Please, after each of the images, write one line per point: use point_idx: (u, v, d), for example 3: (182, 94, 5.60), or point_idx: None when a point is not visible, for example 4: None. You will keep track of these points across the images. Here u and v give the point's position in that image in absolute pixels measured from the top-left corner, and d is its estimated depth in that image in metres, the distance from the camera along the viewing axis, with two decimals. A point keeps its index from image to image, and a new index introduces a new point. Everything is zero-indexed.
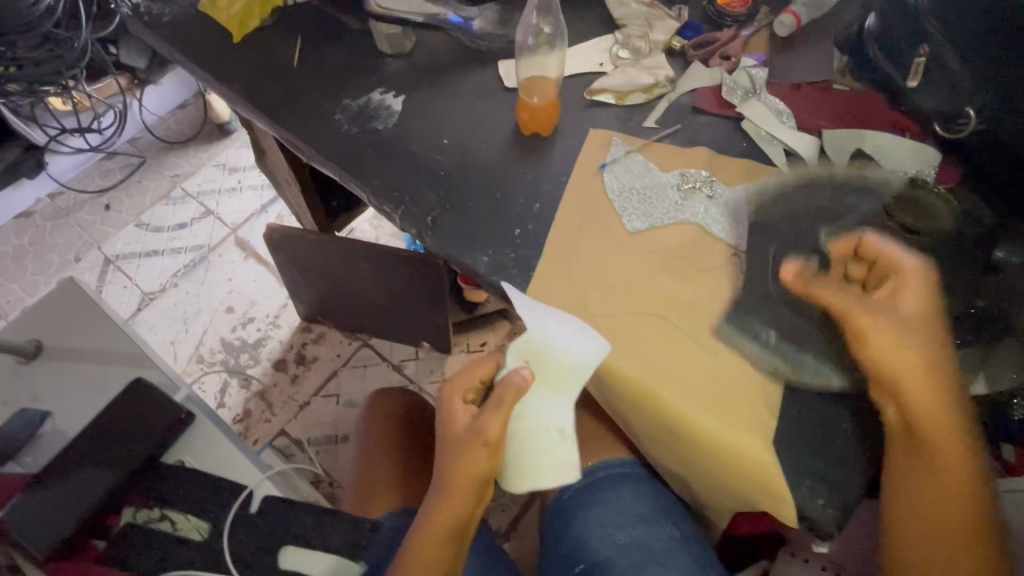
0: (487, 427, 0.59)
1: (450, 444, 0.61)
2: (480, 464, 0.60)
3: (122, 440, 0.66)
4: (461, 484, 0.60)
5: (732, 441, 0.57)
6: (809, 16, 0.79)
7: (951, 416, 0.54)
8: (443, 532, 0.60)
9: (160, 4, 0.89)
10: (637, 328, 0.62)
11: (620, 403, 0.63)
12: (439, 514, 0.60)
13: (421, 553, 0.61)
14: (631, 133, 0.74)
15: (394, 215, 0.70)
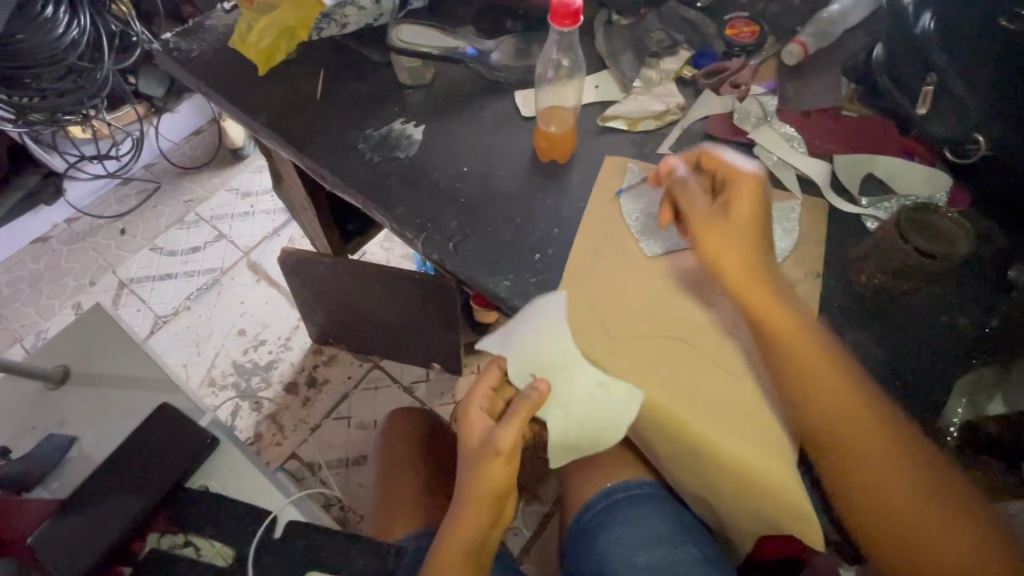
0: (500, 437, 0.62)
1: (471, 458, 0.64)
2: (497, 476, 0.63)
3: (149, 467, 0.66)
4: (481, 497, 0.63)
5: (754, 464, 0.57)
6: (815, 46, 0.82)
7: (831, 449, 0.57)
8: (466, 542, 0.63)
9: (188, 39, 0.92)
10: (655, 349, 0.63)
11: (643, 425, 0.64)
12: (461, 526, 0.64)
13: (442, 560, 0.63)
14: (645, 160, 0.76)
15: (416, 241, 0.72)
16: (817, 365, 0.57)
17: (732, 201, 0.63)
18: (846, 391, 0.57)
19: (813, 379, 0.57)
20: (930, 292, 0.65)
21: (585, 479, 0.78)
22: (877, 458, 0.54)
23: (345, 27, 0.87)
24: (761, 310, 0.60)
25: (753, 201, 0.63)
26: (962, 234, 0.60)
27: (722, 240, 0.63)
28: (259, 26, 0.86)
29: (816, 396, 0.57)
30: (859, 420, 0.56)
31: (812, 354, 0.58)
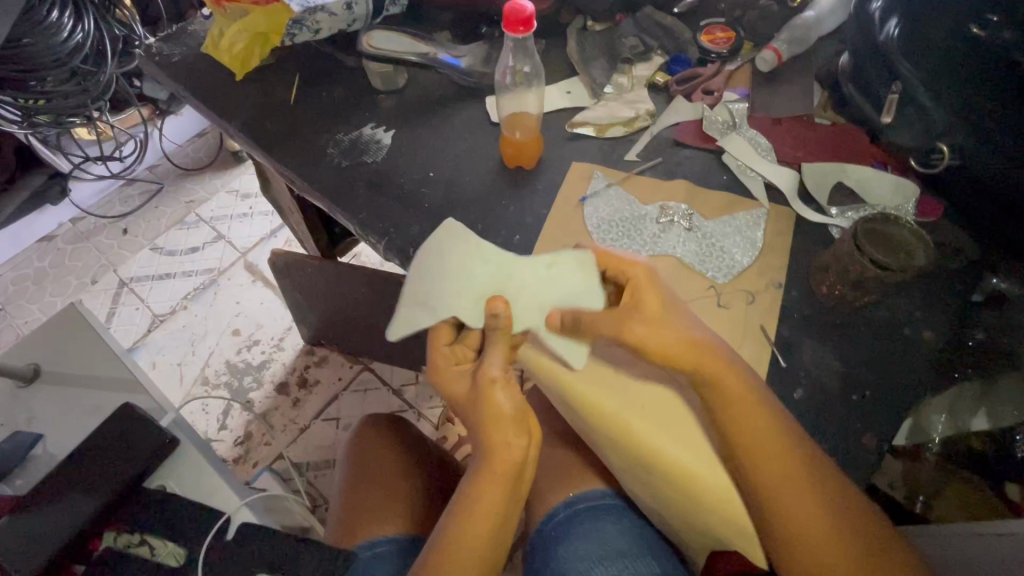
0: (488, 365, 0.59)
1: (468, 403, 0.60)
2: (510, 393, 0.59)
3: (112, 464, 0.67)
4: (499, 423, 0.58)
5: (705, 478, 0.56)
6: (790, 53, 0.81)
7: (775, 471, 0.53)
8: (498, 474, 0.58)
9: (171, 44, 0.94)
10: (606, 363, 0.63)
11: (602, 444, 0.63)
12: (485, 461, 0.59)
13: (477, 497, 0.58)
14: (613, 166, 0.76)
15: (380, 246, 0.72)
16: (755, 415, 0.54)
17: (643, 290, 0.58)
18: (782, 440, 0.53)
19: (746, 427, 0.54)
20: (894, 303, 0.64)
21: (548, 487, 0.78)
22: (790, 483, 0.53)
23: (317, 33, 0.88)
24: (698, 362, 0.55)
25: (661, 305, 0.58)
26: (919, 245, 0.58)
27: (656, 331, 0.56)
28: (230, 31, 0.86)
29: (749, 445, 0.54)
30: (779, 451, 0.53)
31: (749, 405, 0.54)
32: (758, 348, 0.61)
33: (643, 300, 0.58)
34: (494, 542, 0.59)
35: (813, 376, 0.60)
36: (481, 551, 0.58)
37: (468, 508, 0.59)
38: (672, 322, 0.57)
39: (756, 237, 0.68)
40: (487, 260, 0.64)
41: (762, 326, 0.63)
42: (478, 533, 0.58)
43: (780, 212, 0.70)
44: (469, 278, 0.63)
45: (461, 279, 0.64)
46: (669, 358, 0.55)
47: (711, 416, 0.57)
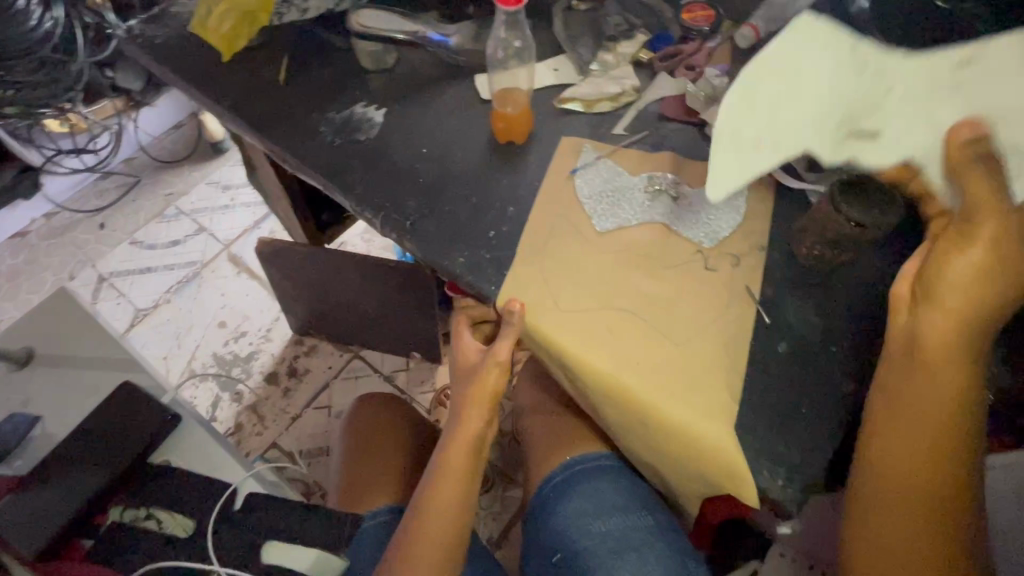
0: (496, 349, 0.65)
1: (463, 376, 0.68)
2: (495, 381, 0.66)
3: (109, 444, 0.69)
4: (475, 403, 0.66)
5: (691, 427, 0.59)
6: (767, 29, 0.84)
7: (931, 432, 0.52)
8: (460, 443, 0.66)
9: (153, 27, 0.93)
10: (606, 321, 0.64)
11: (608, 409, 0.64)
12: (456, 429, 0.67)
13: (444, 459, 0.67)
14: (600, 141, 0.78)
15: (375, 221, 0.74)
16: (939, 417, 0.52)
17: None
18: (949, 413, 0.52)
19: (914, 427, 0.53)
20: (870, 262, 0.67)
21: (545, 452, 0.81)
22: (918, 447, 0.53)
23: (306, 11, 0.88)
24: (934, 351, 0.51)
25: (1013, 277, 0.49)
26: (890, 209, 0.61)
27: (956, 256, 0.50)
28: (218, 11, 0.87)
29: (917, 403, 0.52)
30: (936, 420, 0.52)
31: (946, 407, 0.52)
32: (970, 325, 0.50)
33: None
34: (455, 508, 0.66)
35: (797, 332, 0.63)
36: (443, 512, 0.65)
37: (440, 467, 0.67)
38: (959, 266, 0.50)
39: (739, 205, 0.71)
40: (814, 83, 0.54)
41: (747, 287, 0.66)
42: (440, 504, 0.65)
43: (761, 180, 0.73)
44: (836, 76, 0.54)
45: (803, 97, 0.55)
46: (946, 289, 0.51)
47: (910, 364, 0.53)
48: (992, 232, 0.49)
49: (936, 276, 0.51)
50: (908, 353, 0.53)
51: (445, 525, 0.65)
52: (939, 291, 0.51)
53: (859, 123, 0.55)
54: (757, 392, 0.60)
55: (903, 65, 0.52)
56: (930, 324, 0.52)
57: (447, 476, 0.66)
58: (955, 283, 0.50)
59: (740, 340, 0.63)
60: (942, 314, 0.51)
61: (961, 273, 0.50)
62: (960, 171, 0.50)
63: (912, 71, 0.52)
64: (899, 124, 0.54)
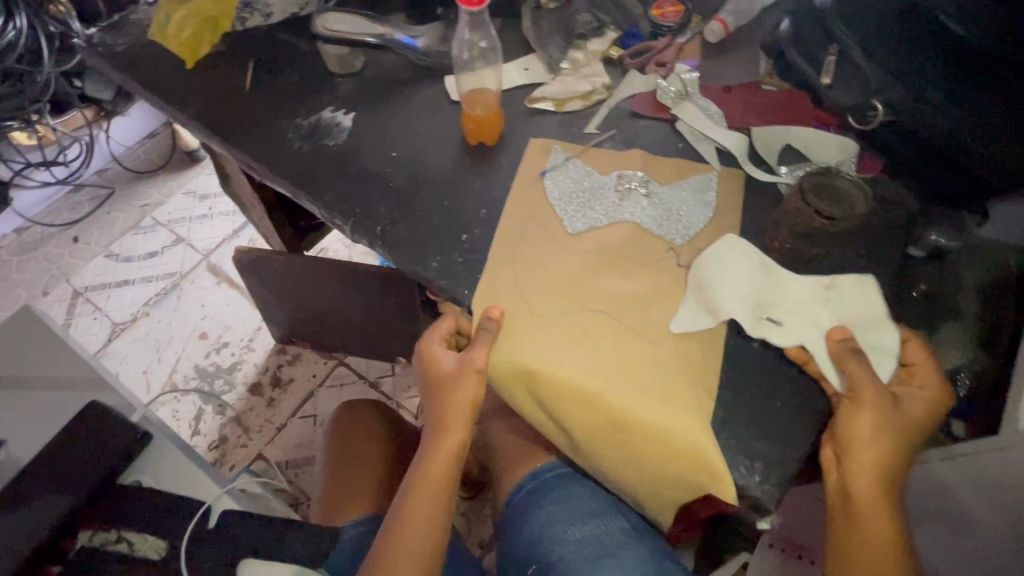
0: (473, 357, 0.63)
1: (437, 387, 0.65)
2: (474, 392, 0.63)
3: (73, 466, 0.66)
4: (455, 412, 0.64)
5: (661, 426, 0.58)
6: (736, 23, 0.84)
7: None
8: (442, 451, 0.65)
9: (114, 35, 0.91)
10: (577, 324, 0.64)
11: (577, 430, 0.61)
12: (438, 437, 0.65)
13: (426, 465, 0.65)
14: (572, 140, 0.77)
15: (346, 228, 0.72)
16: (879, 567, 0.55)
17: (908, 401, 0.57)
18: (893, 553, 0.55)
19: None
20: (841, 254, 0.68)
21: (527, 455, 0.80)
22: None
23: (269, 16, 0.88)
24: (856, 505, 0.55)
25: (901, 437, 0.55)
26: (861, 197, 0.62)
27: (867, 429, 0.55)
28: (178, 16, 0.85)
29: (865, 557, 0.55)
30: (886, 564, 0.55)
31: (882, 556, 0.55)
32: (883, 481, 0.55)
33: (906, 413, 0.56)
34: (434, 514, 0.65)
35: None
36: (423, 518, 0.64)
37: (421, 473, 0.66)
38: (868, 428, 0.55)
39: (710, 198, 0.71)
40: (734, 280, 0.63)
41: None
42: (417, 516, 0.64)
43: (733, 175, 0.73)
44: (763, 277, 0.64)
45: (732, 281, 0.63)
46: (858, 456, 0.55)
47: (842, 528, 0.56)
48: (879, 397, 0.56)
49: (853, 445, 0.55)
50: (841, 516, 0.56)
51: (423, 537, 0.64)
52: (858, 458, 0.55)
53: (771, 310, 0.63)
54: (731, 388, 0.60)
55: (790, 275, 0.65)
56: (858, 488, 0.55)
57: (430, 483, 0.65)
58: (865, 451, 0.55)
59: (713, 338, 0.62)
60: (854, 485, 0.55)
61: (871, 438, 0.55)
62: (846, 362, 0.58)
63: (800, 282, 0.64)
64: (799, 319, 0.62)
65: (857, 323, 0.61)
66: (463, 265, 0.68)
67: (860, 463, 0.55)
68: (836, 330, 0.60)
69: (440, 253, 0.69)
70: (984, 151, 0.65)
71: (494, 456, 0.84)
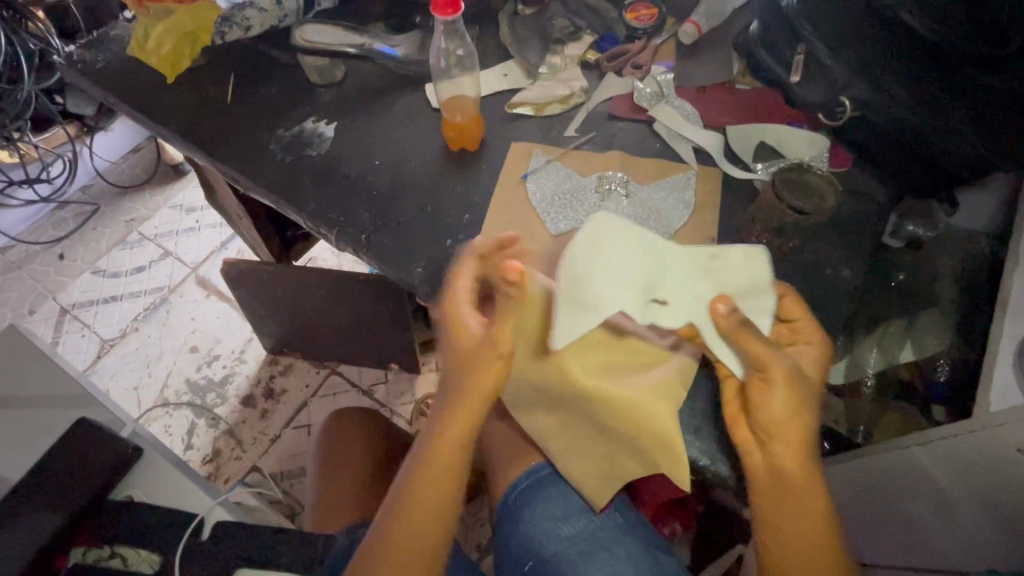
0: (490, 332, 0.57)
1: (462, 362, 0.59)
2: (497, 370, 0.57)
3: (62, 484, 0.67)
4: (476, 387, 0.58)
5: (642, 416, 0.59)
6: (708, 25, 0.86)
7: (819, 537, 0.55)
8: (452, 432, 0.59)
9: (93, 51, 0.91)
10: None
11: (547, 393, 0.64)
12: (449, 414, 0.59)
13: (435, 448, 0.60)
14: (551, 144, 0.78)
15: (331, 236, 0.73)
16: (812, 534, 0.55)
17: (803, 362, 0.58)
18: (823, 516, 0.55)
19: (795, 550, 0.55)
20: (815, 248, 0.70)
21: (514, 457, 0.81)
22: (816, 557, 0.55)
23: (248, 30, 0.89)
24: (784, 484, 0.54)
25: (811, 407, 0.55)
26: (830, 190, 0.64)
27: (788, 395, 0.54)
28: (157, 32, 0.85)
29: (799, 521, 0.55)
30: (818, 526, 0.55)
31: (814, 525, 0.55)
32: (807, 443, 0.55)
33: (807, 378, 0.56)
34: (442, 498, 0.61)
35: None
36: (430, 501, 0.60)
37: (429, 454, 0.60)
38: (779, 396, 0.53)
39: (688, 197, 0.73)
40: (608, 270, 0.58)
41: None
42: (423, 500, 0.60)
43: (709, 173, 0.75)
44: (642, 254, 0.58)
45: (606, 270, 0.58)
46: (776, 426, 0.54)
47: (768, 497, 0.55)
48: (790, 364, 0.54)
49: (776, 425, 0.54)
50: (767, 495, 0.56)
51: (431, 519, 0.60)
52: (778, 427, 0.54)
53: (655, 288, 0.58)
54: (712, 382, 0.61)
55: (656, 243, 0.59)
56: (786, 453, 0.54)
57: (438, 465, 0.60)
58: (783, 418, 0.54)
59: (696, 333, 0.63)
60: (781, 465, 0.54)
61: (790, 406, 0.54)
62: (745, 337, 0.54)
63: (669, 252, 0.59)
64: (681, 296, 0.58)
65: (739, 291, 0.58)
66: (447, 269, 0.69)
67: (776, 429, 0.54)
68: (720, 305, 0.56)
69: (425, 257, 0.70)
70: (948, 145, 0.67)
71: (488, 457, 0.85)
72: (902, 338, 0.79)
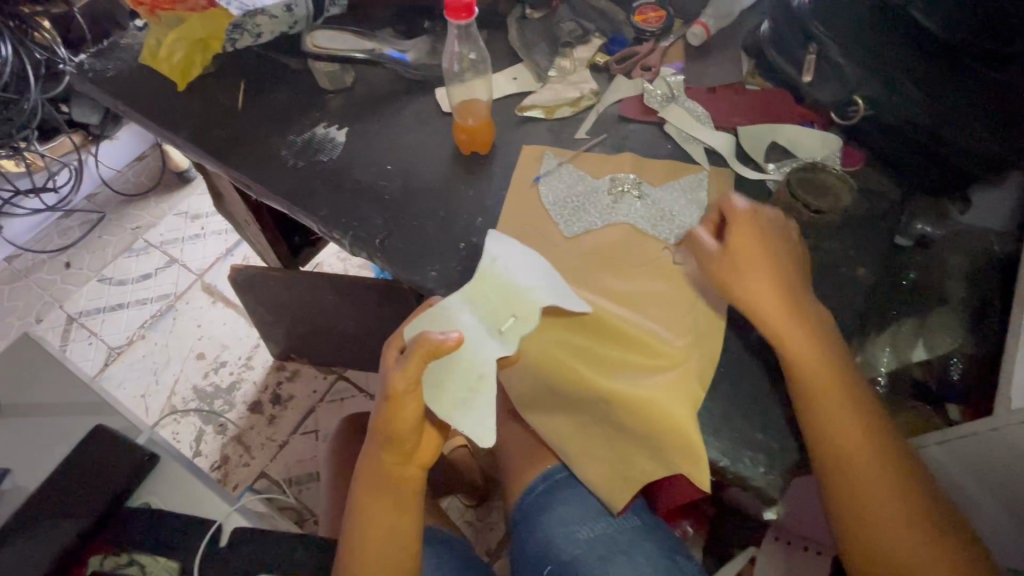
0: (392, 383, 0.57)
1: (379, 418, 0.61)
2: (398, 416, 0.59)
3: (80, 489, 0.68)
4: (384, 432, 0.61)
5: (660, 417, 0.59)
6: (717, 26, 0.86)
7: (842, 401, 0.57)
8: (376, 473, 0.63)
9: (104, 60, 0.92)
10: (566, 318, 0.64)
11: (567, 395, 0.64)
12: (373, 459, 0.63)
13: (362, 491, 0.64)
14: (563, 147, 0.79)
15: (344, 241, 0.73)
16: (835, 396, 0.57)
17: (732, 236, 0.62)
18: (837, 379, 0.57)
19: (822, 402, 0.57)
20: (830, 246, 0.69)
21: (527, 460, 0.80)
22: (841, 420, 0.56)
23: (259, 37, 0.89)
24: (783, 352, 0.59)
25: (759, 264, 0.60)
26: (845, 188, 0.66)
27: (745, 269, 0.60)
28: (169, 40, 0.85)
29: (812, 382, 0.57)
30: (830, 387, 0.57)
31: (831, 386, 0.57)
32: (790, 309, 0.59)
33: (733, 250, 0.62)
34: (383, 538, 0.63)
35: None
36: (374, 542, 0.63)
37: (360, 497, 0.64)
38: (733, 279, 0.61)
39: (698, 197, 0.73)
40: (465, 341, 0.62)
41: None
42: (367, 539, 0.63)
43: (722, 174, 0.75)
44: (483, 306, 0.64)
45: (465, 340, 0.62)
46: (748, 298, 0.60)
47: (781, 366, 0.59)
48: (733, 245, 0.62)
49: (747, 296, 0.60)
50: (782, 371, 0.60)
51: (375, 550, 0.63)
52: (749, 297, 0.60)
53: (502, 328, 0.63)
54: (731, 382, 0.61)
55: (485, 290, 0.64)
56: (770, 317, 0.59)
57: (370, 506, 0.64)
58: (750, 288, 0.60)
59: (713, 335, 0.63)
60: (764, 323, 0.59)
61: (751, 271, 0.60)
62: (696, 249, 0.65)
63: (494, 296, 0.64)
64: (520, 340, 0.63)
65: (699, 315, 0.64)
66: (463, 273, 0.69)
67: (744, 300, 0.60)
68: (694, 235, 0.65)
69: (438, 260, 0.70)
70: (961, 140, 0.68)
71: (502, 460, 0.84)
72: (914, 336, 0.74)
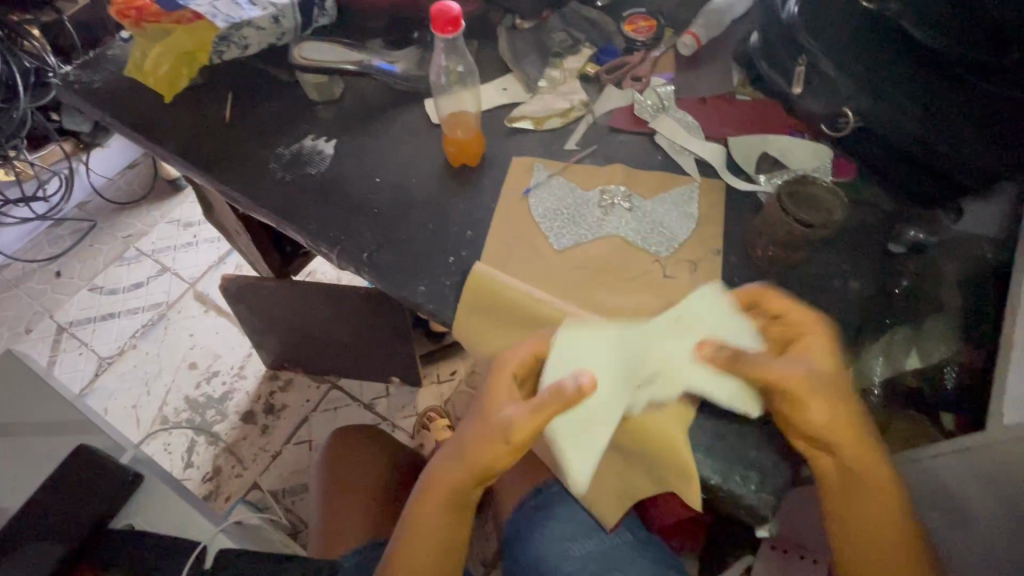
0: (515, 428, 0.54)
1: (468, 437, 0.58)
2: (493, 453, 0.56)
3: (64, 514, 0.67)
4: (472, 457, 0.57)
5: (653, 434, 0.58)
6: (708, 35, 0.86)
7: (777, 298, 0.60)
8: (440, 491, 0.60)
9: (90, 71, 0.91)
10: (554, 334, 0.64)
11: None
12: (440, 474, 0.60)
13: (425, 504, 0.61)
14: (552, 158, 0.78)
15: (333, 255, 0.72)
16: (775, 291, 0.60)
17: None
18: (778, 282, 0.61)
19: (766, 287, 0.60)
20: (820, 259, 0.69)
21: None
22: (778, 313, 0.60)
23: (247, 48, 0.87)
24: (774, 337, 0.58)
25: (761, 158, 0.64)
26: (836, 203, 0.65)
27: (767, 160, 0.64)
28: (155, 53, 0.84)
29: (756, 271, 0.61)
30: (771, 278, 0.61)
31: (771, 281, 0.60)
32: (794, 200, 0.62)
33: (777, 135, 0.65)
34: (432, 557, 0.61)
35: None
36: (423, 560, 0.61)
37: (422, 512, 0.61)
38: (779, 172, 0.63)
39: (690, 210, 0.72)
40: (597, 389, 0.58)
41: None
42: (419, 559, 0.61)
43: (713, 185, 0.74)
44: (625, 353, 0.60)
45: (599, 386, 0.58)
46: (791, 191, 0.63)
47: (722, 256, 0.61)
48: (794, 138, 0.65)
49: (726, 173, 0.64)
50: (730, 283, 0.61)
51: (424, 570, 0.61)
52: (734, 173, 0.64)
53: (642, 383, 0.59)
54: None
55: (641, 339, 0.60)
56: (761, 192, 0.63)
57: (427, 524, 0.61)
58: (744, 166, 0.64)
59: None
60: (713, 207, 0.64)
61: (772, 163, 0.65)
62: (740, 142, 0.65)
63: (644, 347, 0.60)
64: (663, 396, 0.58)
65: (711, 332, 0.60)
66: (452, 288, 0.68)
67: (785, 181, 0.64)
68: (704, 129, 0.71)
69: (428, 275, 0.69)
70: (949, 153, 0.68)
71: None
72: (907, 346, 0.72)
